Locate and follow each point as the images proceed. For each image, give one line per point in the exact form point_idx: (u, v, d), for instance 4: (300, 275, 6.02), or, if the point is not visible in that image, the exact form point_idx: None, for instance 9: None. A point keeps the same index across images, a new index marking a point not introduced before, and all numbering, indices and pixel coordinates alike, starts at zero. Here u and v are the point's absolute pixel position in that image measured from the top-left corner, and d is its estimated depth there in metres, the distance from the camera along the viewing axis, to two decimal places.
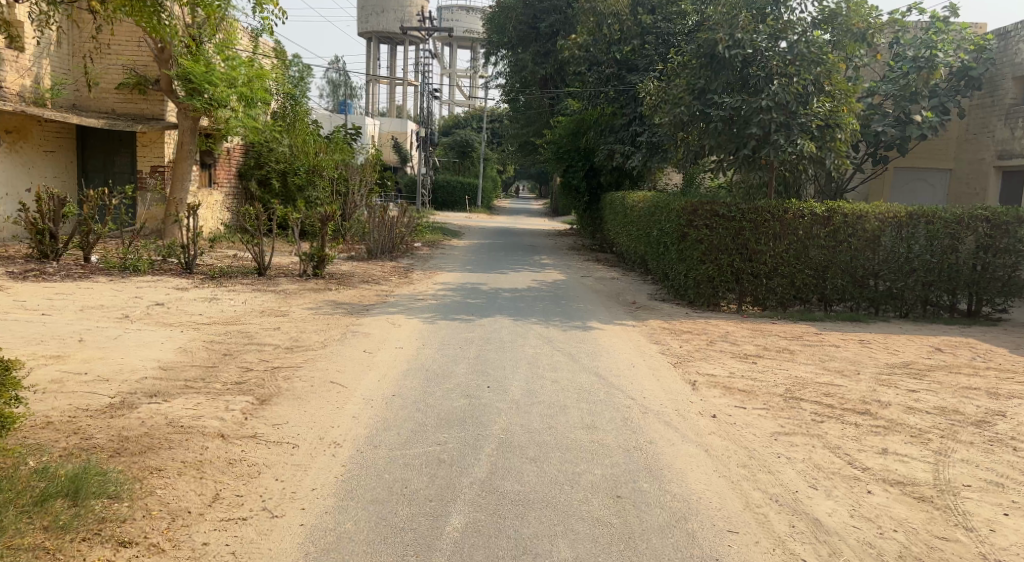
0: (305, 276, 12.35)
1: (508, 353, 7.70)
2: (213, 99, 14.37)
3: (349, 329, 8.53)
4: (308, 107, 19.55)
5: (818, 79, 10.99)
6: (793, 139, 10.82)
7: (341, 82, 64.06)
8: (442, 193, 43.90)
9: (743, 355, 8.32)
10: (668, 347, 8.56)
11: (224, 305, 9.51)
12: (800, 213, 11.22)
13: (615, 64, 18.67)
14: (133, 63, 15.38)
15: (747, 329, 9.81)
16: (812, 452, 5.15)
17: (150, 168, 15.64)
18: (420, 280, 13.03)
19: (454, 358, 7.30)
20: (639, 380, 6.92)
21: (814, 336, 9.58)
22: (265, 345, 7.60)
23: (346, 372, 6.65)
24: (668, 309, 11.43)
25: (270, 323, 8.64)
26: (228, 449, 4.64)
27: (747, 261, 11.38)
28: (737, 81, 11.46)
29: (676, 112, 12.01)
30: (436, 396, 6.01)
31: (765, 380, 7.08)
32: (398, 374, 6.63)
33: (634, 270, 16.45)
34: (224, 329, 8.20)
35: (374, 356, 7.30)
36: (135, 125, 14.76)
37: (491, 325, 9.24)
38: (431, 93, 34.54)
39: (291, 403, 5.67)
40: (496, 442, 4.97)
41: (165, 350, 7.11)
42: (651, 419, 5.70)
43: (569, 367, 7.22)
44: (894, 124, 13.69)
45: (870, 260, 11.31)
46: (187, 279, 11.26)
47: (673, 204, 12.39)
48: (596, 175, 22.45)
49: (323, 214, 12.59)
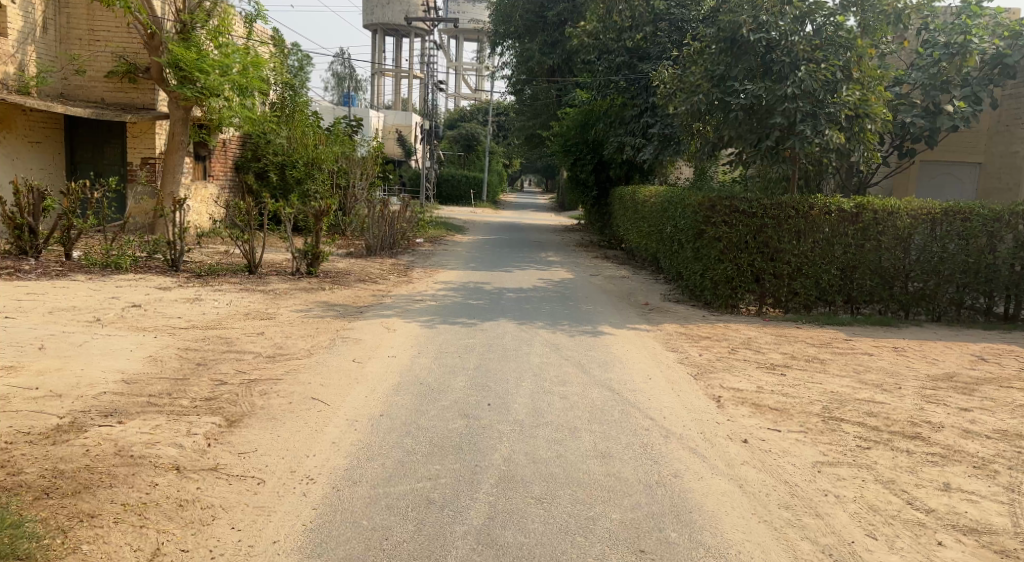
0: (298, 274, 11.65)
1: (512, 362, 7.01)
2: (205, 89, 13.58)
3: (339, 335, 7.84)
4: (308, 98, 19.00)
5: (846, 65, 10.25)
6: (820, 129, 10.06)
7: (345, 75, 63.35)
8: (446, 186, 43.17)
9: (769, 365, 7.60)
10: (687, 355, 7.85)
11: (207, 307, 8.83)
12: (826, 210, 10.48)
13: (625, 53, 17.83)
14: (123, 50, 14.60)
15: (771, 335, 9.08)
16: (863, 490, 4.48)
17: (141, 160, 14.94)
18: (420, 279, 12.36)
19: (453, 369, 6.61)
20: (657, 396, 6.22)
21: (843, 343, 8.86)
22: (245, 354, 6.90)
23: (331, 386, 5.95)
24: (683, 311, 10.71)
25: (254, 328, 7.94)
26: (181, 486, 3.96)
27: (769, 260, 10.65)
28: (758, 68, 10.71)
29: (692, 101, 11.24)
30: (430, 415, 5.33)
31: (798, 396, 6.37)
32: (390, 389, 5.96)
33: (645, 267, 15.75)
34: (203, 335, 7.50)
35: (364, 367, 6.61)
36: (124, 115, 14.02)
37: (494, 330, 8.53)
38: (436, 85, 33.84)
39: (264, 426, 4.98)
40: (496, 476, 4.28)
41: (132, 360, 6.42)
42: (675, 446, 5.00)
43: (580, 380, 6.53)
44: (923, 114, 13.01)
45: (900, 260, 10.59)
46: (172, 278, 10.60)
47: (688, 199, 11.66)
48: (605, 169, 21.76)
49: (318, 209, 11.86)
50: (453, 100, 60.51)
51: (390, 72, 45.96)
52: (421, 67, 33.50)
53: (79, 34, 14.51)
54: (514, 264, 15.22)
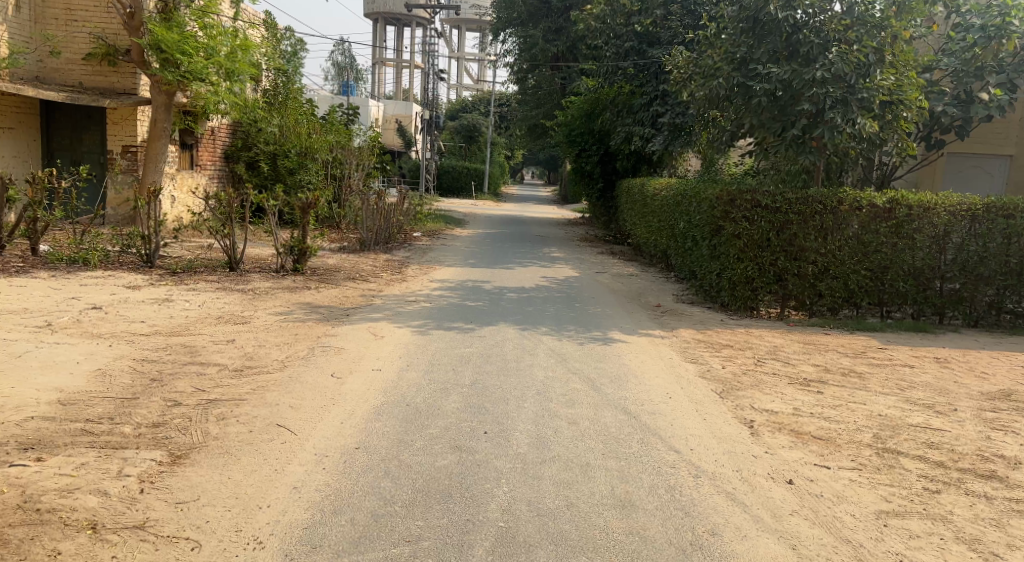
0: (282, 271, 10.77)
1: (513, 378, 6.14)
2: (188, 73, 12.74)
3: (319, 343, 6.98)
4: (301, 84, 18.25)
5: (880, 47, 9.34)
6: (852, 117, 9.19)
7: (347, 64, 62.26)
8: (447, 178, 42.25)
9: (802, 381, 6.74)
10: (709, 368, 6.99)
11: (175, 309, 7.97)
12: (857, 205, 9.61)
13: (634, 38, 16.99)
14: (102, 30, 13.68)
15: (799, 344, 8.25)
16: (944, 554, 3.64)
17: (122, 148, 13.96)
18: (414, 277, 11.52)
19: (445, 387, 5.76)
20: (681, 421, 5.36)
21: (879, 353, 8.02)
22: (210, 367, 6.05)
23: (302, 409, 5.10)
24: (699, 315, 9.87)
25: (224, 335, 7.09)
26: (92, 555, 3.19)
27: (792, 260, 9.79)
28: (783, 50, 9.76)
29: (711, 85, 10.33)
30: (414, 449, 4.47)
31: (844, 421, 5.52)
32: (370, 412, 5.11)
33: (653, 265, 14.92)
34: (165, 343, 6.66)
35: (343, 383, 5.76)
36: (101, 99, 13.14)
37: (493, 336, 7.68)
38: (437, 74, 32.91)
39: (214, 464, 4.14)
40: (492, 538, 3.49)
41: (77, 375, 5.58)
42: (707, 490, 4.17)
43: (591, 400, 5.66)
44: (955, 103, 12.18)
45: (935, 259, 9.72)
46: (143, 275, 9.75)
47: (703, 191, 10.80)
48: (611, 160, 20.81)
49: (305, 200, 10.94)
50: (455, 90, 59.47)
51: (391, 61, 45.02)
52: (422, 55, 32.57)
53: (54, 14, 13.59)
54: (516, 261, 14.35)
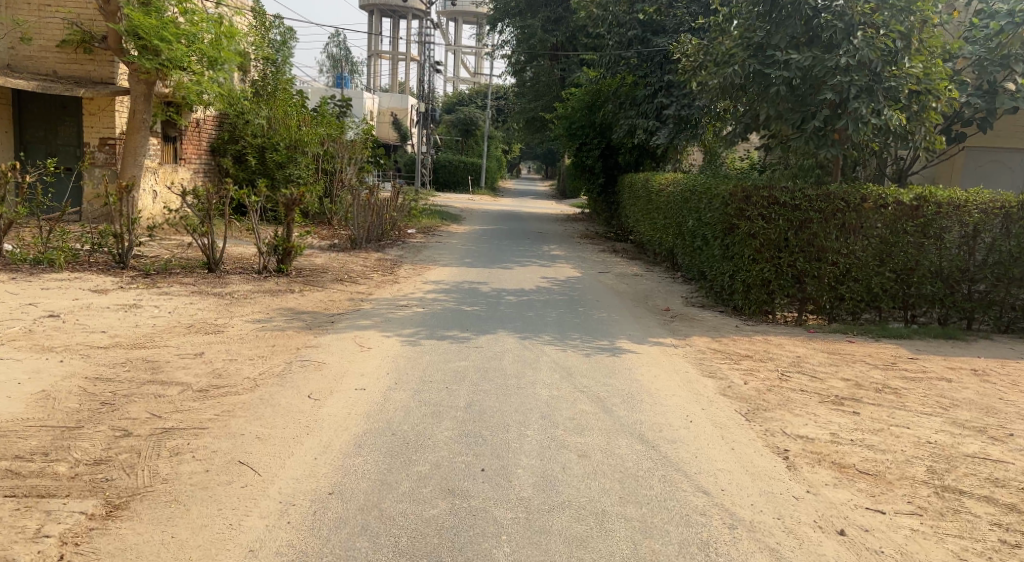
0: (265, 273, 10.04)
1: (513, 398, 5.46)
2: (167, 61, 11.93)
3: (298, 356, 6.28)
4: (291, 75, 17.58)
5: (909, 32, 8.66)
6: (878, 108, 8.53)
7: (342, 57, 61.61)
8: (443, 172, 41.54)
9: (835, 399, 6.06)
10: (730, 384, 6.31)
11: (142, 317, 7.27)
12: (881, 203, 8.94)
13: (638, 26, 16.34)
14: (75, 16, 12.88)
15: (823, 354, 7.58)
16: None
17: (99, 141, 13.19)
18: (406, 278, 10.83)
19: (437, 411, 5.07)
20: (706, 452, 4.68)
21: (911, 365, 7.35)
22: (171, 387, 5.34)
23: (271, 441, 4.42)
24: (711, 320, 9.21)
25: (192, 347, 6.38)
26: None
27: (812, 260, 9.11)
28: (803, 35, 9.08)
29: (724, 72, 9.62)
30: (398, 493, 3.80)
31: (891, 450, 4.85)
32: (349, 443, 4.42)
33: (658, 264, 14.26)
34: (124, 358, 5.96)
35: (321, 406, 5.06)
36: (76, 89, 12.38)
37: (492, 347, 6.98)
38: (433, 66, 32.19)
39: (156, 517, 3.51)
40: None
41: (14, 398, 4.89)
42: (748, 547, 3.54)
43: (603, 426, 4.98)
44: (979, 94, 11.51)
45: (965, 260, 9.04)
46: (112, 277, 9.04)
47: (714, 187, 10.14)
48: (613, 154, 20.11)
49: (290, 196, 10.19)
50: (452, 83, 58.73)
51: (387, 52, 44.23)
52: (418, 47, 31.81)
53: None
54: (514, 260, 13.64)
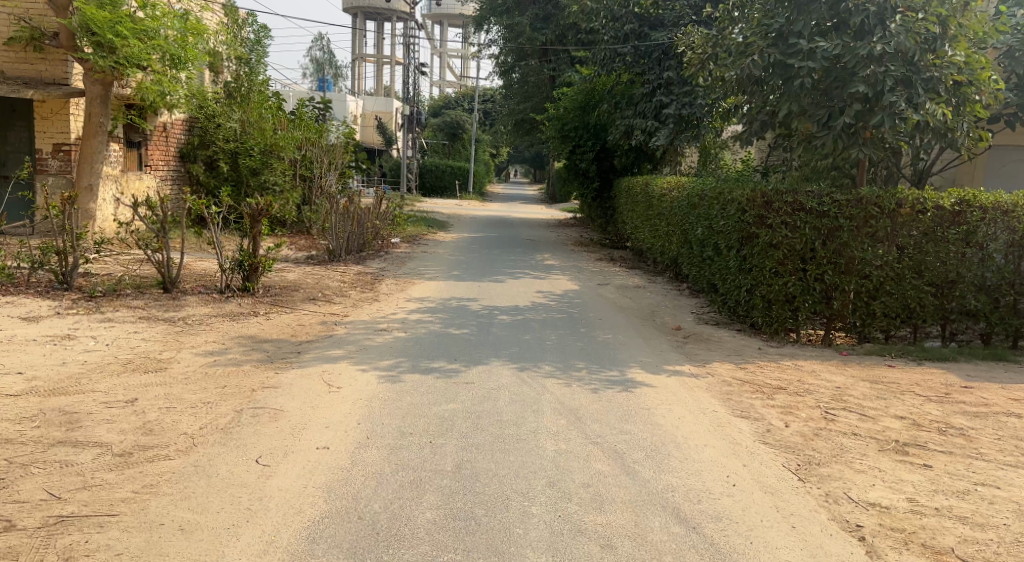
0: (228, 292, 8.95)
1: (513, 456, 4.42)
2: (124, 59, 10.70)
3: (251, 402, 5.20)
4: (265, 76, 16.49)
5: (951, 16, 7.70)
6: (917, 102, 7.59)
7: (325, 61, 60.64)
8: (430, 177, 40.52)
9: (897, 447, 5.04)
10: (768, 428, 5.29)
11: (73, 352, 6.18)
12: (918, 207, 7.96)
13: (634, 21, 15.39)
14: (25, 11, 11.75)
15: (866, 384, 6.57)
16: None
17: (53, 148, 12.03)
18: (388, 295, 9.76)
19: (417, 478, 4.03)
20: (760, 533, 3.69)
21: (969, 396, 6.36)
22: (86, 451, 4.26)
23: (199, 534, 3.40)
24: (730, 342, 8.21)
25: (125, 392, 5.29)
26: None
27: (841, 273, 8.12)
28: (829, 21, 8.16)
29: (740, 63, 8.60)
30: None
31: (989, 526, 3.85)
32: (302, 537, 3.41)
33: (660, 274, 13.26)
34: (37, 410, 4.86)
35: (271, 476, 4.01)
36: (24, 90, 11.21)
37: (485, 384, 5.91)
38: (417, 69, 31.16)
39: None
40: None
41: None
42: None
43: (626, 496, 3.97)
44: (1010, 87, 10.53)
45: (1013, 271, 8.01)
46: (52, 301, 7.93)
47: (729, 191, 9.13)
48: (608, 157, 19.08)
49: (256, 205, 9.05)
50: (438, 87, 57.72)
51: (371, 56, 43.18)
52: (402, 50, 30.83)
53: None
54: (507, 272, 12.60)
